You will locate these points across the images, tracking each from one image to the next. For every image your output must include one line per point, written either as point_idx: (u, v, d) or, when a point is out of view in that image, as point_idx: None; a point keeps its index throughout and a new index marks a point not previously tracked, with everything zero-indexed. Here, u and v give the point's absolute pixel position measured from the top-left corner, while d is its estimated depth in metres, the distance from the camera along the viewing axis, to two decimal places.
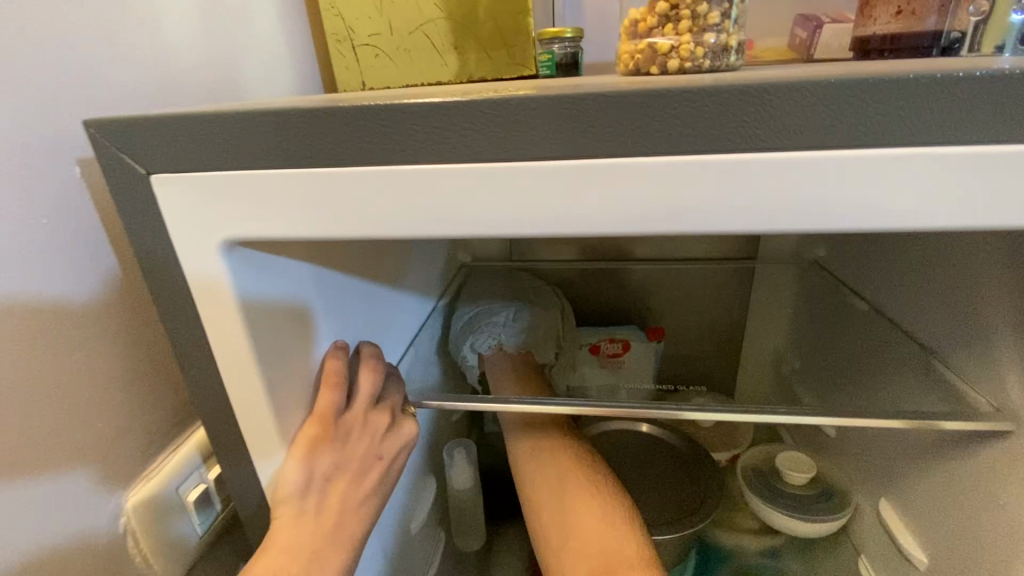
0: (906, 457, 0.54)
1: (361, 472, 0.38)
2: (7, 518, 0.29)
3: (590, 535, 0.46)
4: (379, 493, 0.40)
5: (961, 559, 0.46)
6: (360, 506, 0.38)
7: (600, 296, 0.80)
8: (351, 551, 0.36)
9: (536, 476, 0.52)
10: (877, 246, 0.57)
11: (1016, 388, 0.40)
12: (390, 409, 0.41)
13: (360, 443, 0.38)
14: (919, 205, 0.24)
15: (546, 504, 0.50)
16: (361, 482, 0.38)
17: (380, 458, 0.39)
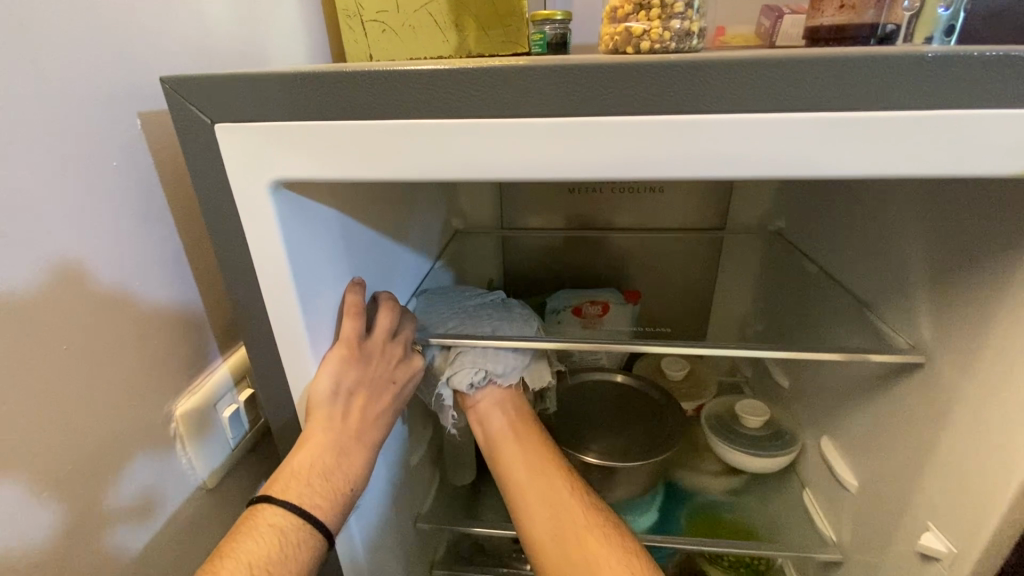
0: (842, 397, 0.62)
1: (378, 391, 0.45)
2: None
3: None
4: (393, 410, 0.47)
5: (881, 476, 0.55)
6: (378, 418, 0.45)
7: (583, 261, 0.86)
8: (371, 453, 0.44)
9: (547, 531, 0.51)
10: (824, 215, 0.64)
11: (925, 327, 0.48)
12: (404, 343, 0.48)
13: (378, 367, 0.45)
14: (822, 158, 0.31)
15: (558, 542, 0.50)
16: (379, 399, 0.45)
17: (394, 382, 0.47)
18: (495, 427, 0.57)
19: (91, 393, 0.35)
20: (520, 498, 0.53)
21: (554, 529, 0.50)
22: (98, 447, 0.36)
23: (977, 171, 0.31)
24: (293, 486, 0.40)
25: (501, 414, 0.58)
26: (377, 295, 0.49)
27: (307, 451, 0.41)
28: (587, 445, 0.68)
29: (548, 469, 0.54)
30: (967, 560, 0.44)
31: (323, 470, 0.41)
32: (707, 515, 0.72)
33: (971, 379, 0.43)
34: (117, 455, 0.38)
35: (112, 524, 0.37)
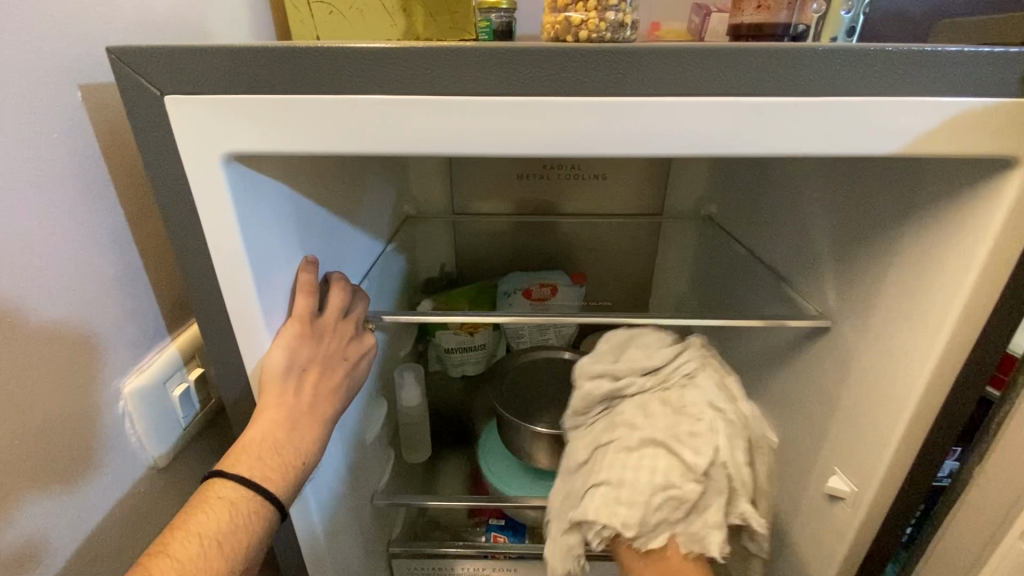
0: (763, 363, 0.68)
1: (332, 365, 0.46)
2: None
3: None
4: (347, 388, 0.47)
5: (796, 430, 0.61)
6: (331, 394, 0.45)
7: (532, 246, 0.90)
8: (326, 428, 0.44)
9: None
10: (748, 199, 0.70)
11: (830, 295, 0.54)
12: (356, 321, 0.49)
13: (331, 344, 0.46)
14: (734, 137, 0.35)
15: None
16: (332, 376, 0.46)
17: (347, 358, 0.47)
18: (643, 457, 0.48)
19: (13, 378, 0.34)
20: None
21: None
22: (23, 434, 0.34)
23: (862, 150, 0.36)
24: (246, 459, 0.40)
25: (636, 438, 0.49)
26: (329, 275, 0.49)
27: (261, 424, 0.41)
28: (537, 417, 0.71)
29: None
30: (863, 496, 0.50)
31: (275, 440, 0.41)
32: None
33: (865, 337, 0.49)
34: (51, 444, 0.36)
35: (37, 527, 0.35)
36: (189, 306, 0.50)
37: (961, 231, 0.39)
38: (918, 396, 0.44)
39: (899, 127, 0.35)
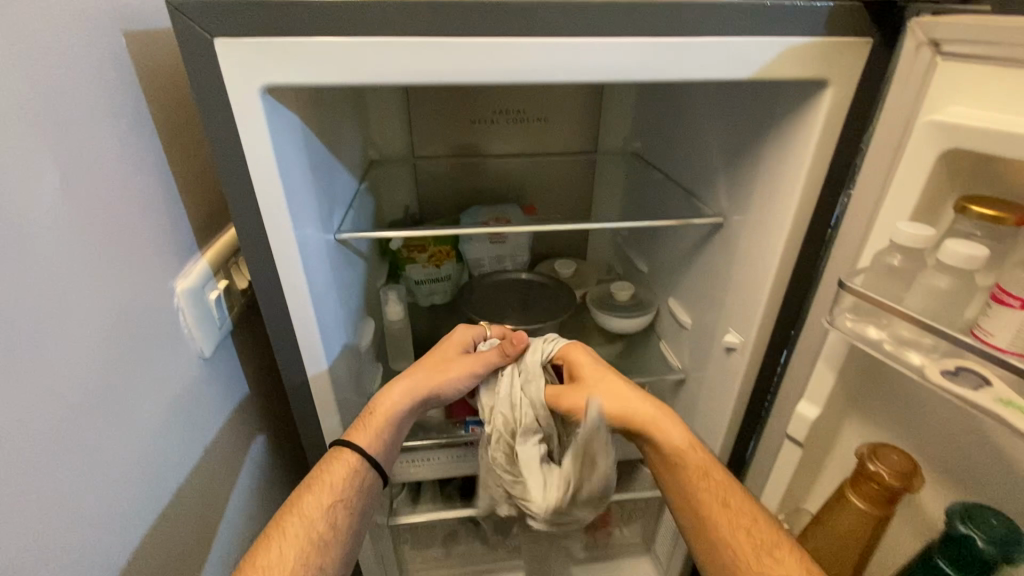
0: (679, 265, 0.86)
1: (447, 364, 0.65)
2: (27, 368, 0.36)
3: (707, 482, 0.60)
4: (458, 382, 0.65)
5: (703, 310, 0.79)
6: (443, 384, 0.64)
7: (486, 184, 1.02)
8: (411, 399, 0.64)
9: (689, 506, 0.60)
10: (664, 132, 0.86)
11: (722, 199, 0.71)
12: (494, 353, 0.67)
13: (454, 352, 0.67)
14: (645, 66, 0.49)
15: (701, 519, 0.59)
16: (444, 373, 0.65)
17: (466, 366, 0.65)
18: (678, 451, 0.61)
19: (96, 273, 0.42)
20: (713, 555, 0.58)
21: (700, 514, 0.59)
22: (113, 315, 0.44)
23: (731, 75, 0.50)
24: (372, 413, 0.63)
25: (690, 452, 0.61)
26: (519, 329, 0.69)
27: (395, 388, 0.64)
28: (502, 319, 0.86)
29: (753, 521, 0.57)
30: (744, 346, 0.69)
31: (393, 401, 0.63)
32: None
33: (745, 225, 0.66)
34: (131, 324, 0.46)
35: (128, 386, 0.46)
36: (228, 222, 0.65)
37: (798, 136, 0.56)
38: (776, 263, 0.61)
39: (754, 58, 0.50)
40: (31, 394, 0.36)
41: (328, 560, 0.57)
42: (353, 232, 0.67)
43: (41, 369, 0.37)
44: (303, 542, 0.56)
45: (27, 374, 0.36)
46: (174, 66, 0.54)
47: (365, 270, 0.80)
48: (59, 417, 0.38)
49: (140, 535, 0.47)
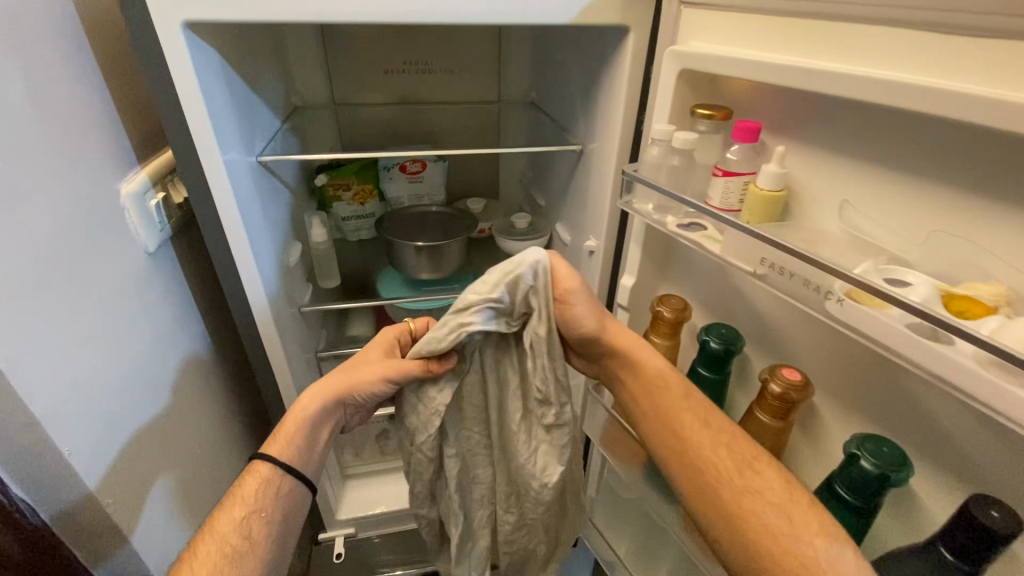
0: (562, 192, 1.03)
1: (358, 369, 0.71)
2: (10, 223, 0.49)
3: (697, 438, 0.60)
4: (371, 387, 0.70)
5: (576, 226, 0.97)
6: (363, 386, 0.70)
7: (403, 130, 1.16)
8: (323, 403, 0.70)
9: (681, 465, 0.61)
10: (549, 79, 1.02)
11: (582, 129, 0.88)
12: (421, 363, 0.66)
13: (373, 361, 0.71)
14: (487, 11, 0.65)
15: (699, 477, 0.59)
16: (355, 376, 0.70)
17: (380, 375, 0.69)
18: (665, 407, 0.63)
19: (59, 167, 0.55)
20: (717, 521, 0.56)
21: (692, 470, 0.60)
22: (71, 201, 0.57)
23: (555, 20, 0.67)
24: (282, 423, 0.69)
25: (672, 405, 0.63)
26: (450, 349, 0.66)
27: (305, 396, 0.71)
28: (415, 238, 1.01)
29: (747, 472, 0.56)
30: (599, 247, 0.86)
31: (304, 406, 0.69)
32: None
33: (595, 148, 0.84)
34: (87, 213, 0.59)
35: (88, 259, 0.59)
36: (163, 148, 0.77)
37: (617, 69, 0.73)
38: (612, 174, 0.79)
39: (571, 7, 0.66)
40: (14, 244, 0.49)
41: (248, 566, 0.60)
42: (274, 157, 0.80)
43: (20, 227, 0.50)
44: (218, 556, 0.59)
45: (10, 228, 0.49)
46: (109, 8, 0.65)
47: (289, 198, 0.93)
48: (35, 266, 0.51)
49: (106, 378, 0.61)
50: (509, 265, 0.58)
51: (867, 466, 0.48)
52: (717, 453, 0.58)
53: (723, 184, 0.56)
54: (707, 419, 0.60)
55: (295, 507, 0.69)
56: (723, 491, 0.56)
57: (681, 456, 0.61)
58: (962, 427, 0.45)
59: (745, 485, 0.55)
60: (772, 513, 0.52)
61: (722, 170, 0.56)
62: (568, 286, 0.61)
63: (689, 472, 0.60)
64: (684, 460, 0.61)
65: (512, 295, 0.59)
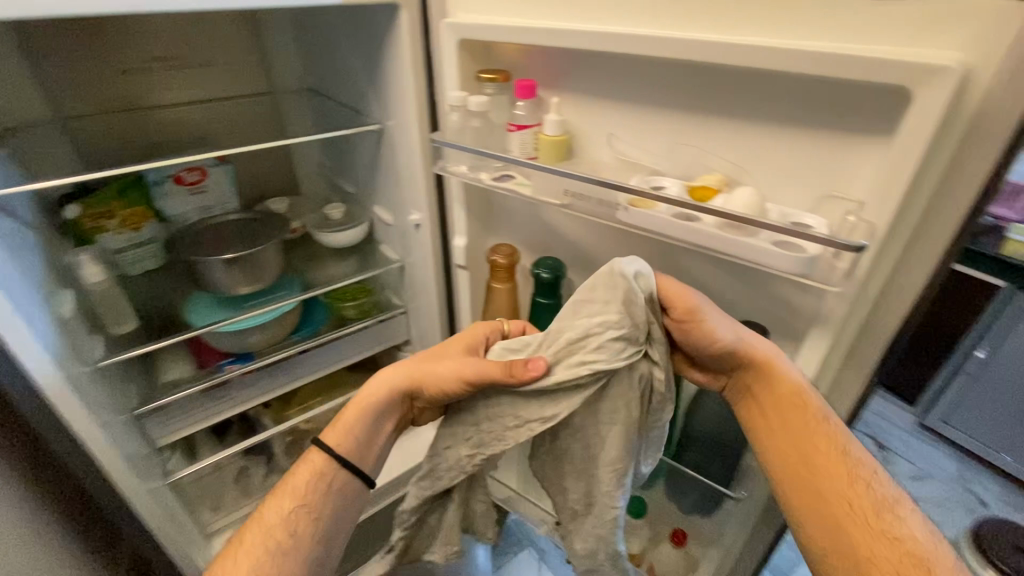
0: (369, 174, 1.03)
1: (432, 365, 0.70)
2: None
3: (826, 465, 0.58)
4: (449, 390, 0.67)
5: (392, 203, 0.99)
6: (438, 385, 0.68)
7: (165, 137, 1.02)
8: (390, 393, 0.72)
9: (789, 481, 0.60)
10: (323, 62, 1.00)
11: (374, 108, 0.90)
12: (501, 364, 0.61)
13: (451, 357, 0.68)
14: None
15: (818, 502, 0.58)
16: (438, 375, 0.67)
17: (455, 372, 0.66)
18: (810, 431, 0.58)
19: None
20: (827, 549, 0.57)
21: (808, 489, 0.59)
22: None
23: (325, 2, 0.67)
24: (348, 408, 0.72)
25: (816, 433, 0.58)
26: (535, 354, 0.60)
27: (374, 384, 0.73)
28: (220, 251, 0.92)
29: (878, 519, 0.56)
30: (423, 218, 0.91)
31: (371, 394, 0.72)
32: (337, 291, 1.10)
33: (393, 125, 0.86)
34: None
35: None
36: None
37: (396, 46, 0.76)
38: (417, 146, 0.83)
39: None
40: None
41: (284, 567, 0.65)
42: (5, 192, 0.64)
43: None
44: (262, 551, 0.66)
45: None
46: None
47: (38, 239, 0.76)
48: None
49: None
50: (609, 268, 0.56)
51: None
52: (847, 484, 0.58)
53: (519, 137, 0.65)
54: (841, 443, 0.58)
55: (348, 503, 0.73)
56: (844, 529, 0.56)
57: (800, 478, 0.59)
58: (716, 278, 0.63)
59: (869, 525, 0.56)
60: (908, 563, 0.53)
61: (516, 125, 0.65)
62: (689, 306, 0.58)
63: (810, 498, 0.59)
64: (805, 483, 0.59)
65: (630, 309, 0.55)
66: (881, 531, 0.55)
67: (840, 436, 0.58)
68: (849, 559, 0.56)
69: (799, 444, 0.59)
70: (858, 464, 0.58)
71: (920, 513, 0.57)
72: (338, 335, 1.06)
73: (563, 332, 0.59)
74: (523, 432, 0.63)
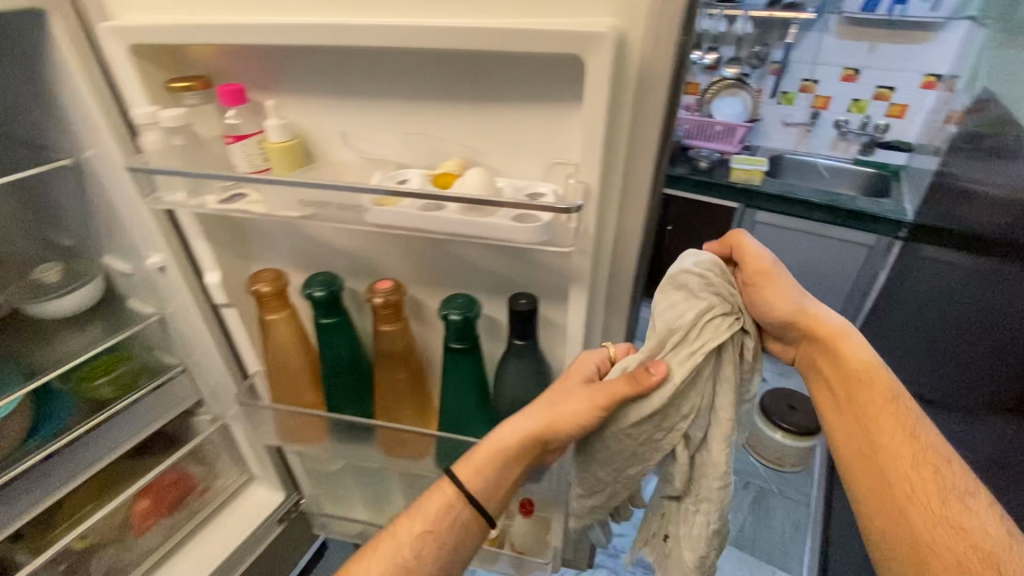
0: (87, 219, 0.85)
1: (562, 393, 0.70)
2: None
3: (892, 435, 0.71)
4: (580, 425, 0.68)
5: (125, 246, 0.82)
6: (573, 421, 0.68)
7: None
8: (503, 443, 0.72)
9: (847, 447, 0.76)
10: None
11: (63, 139, 0.73)
12: (630, 373, 0.65)
13: (569, 400, 0.68)
14: None
15: (878, 471, 0.71)
16: (565, 407, 0.68)
17: (597, 405, 0.66)
18: (880, 420, 0.72)
19: None
20: (881, 520, 0.69)
21: (868, 457, 0.72)
22: None
23: None
24: (480, 449, 0.73)
25: (875, 394, 0.73)
26: (651, 363, 0.64)
27: (510, 421, 0.74)
28: None
29: (936, 480, 0.66)
30: (169, 261, 0.76)
31: (501, 435, 0.72)
32: (81, 368, 0.89)
33: (94, 157, 0.71)
34: None
35: None
36: None
37: (62, 60, 0.62)
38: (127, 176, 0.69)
39: None
40: None
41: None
42: None
43: None
44: (396, 566, 0.71)
45: None
46: None
47: None
48: None
49: None
50: (672, 268, 0.65)
51: (456, 317, 0.63)
52: (917, 459, 0.69)
53: (240, 149, 0.57)
54: (907, 424, 0.71)
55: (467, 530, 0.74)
56: (905, 506, 0.67)
57: (863, 449, 0.73)
58: (492, 261, 0.65)
59: (922, 500, 0.66)
60: (947, 526, 0.63)
61: (233, 136, 0.57)
62: (761, 266, 0.77)
63: (871, 478, 0.71)
64: (862, 449, 0.73)
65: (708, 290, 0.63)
66: (930, 496, 0.66)
67: (886, 379, 0.74)
68: (899, 520, 0.67)
69: (860, 415, 0.74)
70: (928, 448, 0.69)
71: (999, 509, 0.63)
72: (93, 424, 0.86)
73: (667, 335, 0.64)
74: (674, 433, 0.67)
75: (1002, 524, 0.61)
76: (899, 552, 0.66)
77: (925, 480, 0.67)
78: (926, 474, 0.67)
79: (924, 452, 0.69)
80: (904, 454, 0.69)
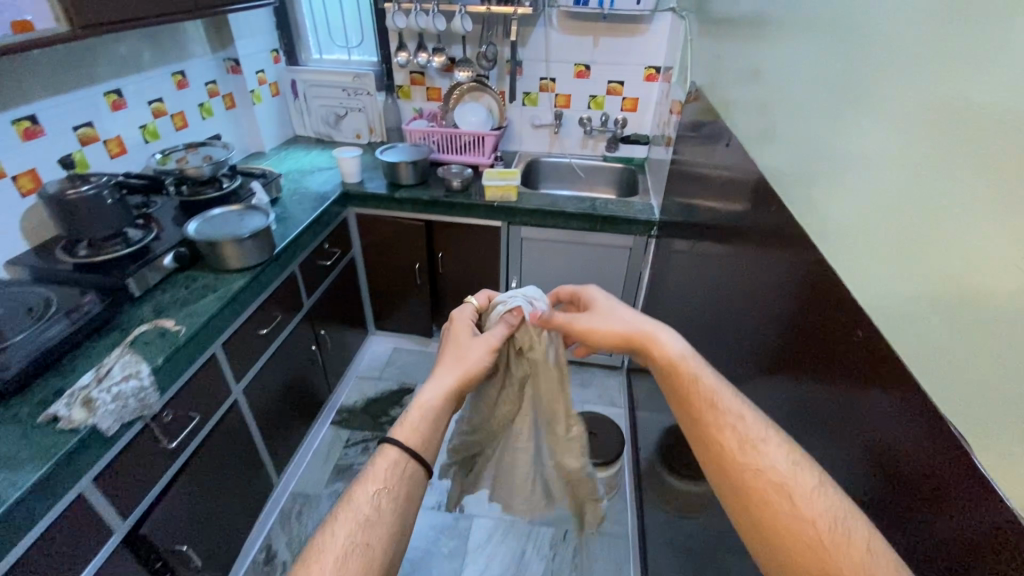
0: None
1: (459, 357, 1.13)
2: None
3: (699, 400, 0.84)
4: (474, 367, 1.11)
5: None
6: (473, 355, 1.14)
7: None
8: (443, 383, 1.09)
9: (683, 419, 0.87)
10: None
11: None
12: (505, 319, 1.16)
13: (471, 351, 1.13)
14: None
15: (698, 434, 0.83)
16: (466, 356, 1.14)
17: (480, 350, 1.13)
18: (694, 387, 0.87)
19: None
20: (712, 471, 0.80)
21: (694, 424, 0.84)
22: None
23: None
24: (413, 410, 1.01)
25: (688, 371, 0.89)
26: (511, 310, 1.15)
27: (427, 392, 1.07)
28: None
29: (726, 426, 0.79)
30: None
31: (427, 394, 1.06)
32: None
33: None
34: None
35: None
36: None
37: None
38: None
39: None
40: None
41: (368, 535, 0.85)
42: None
43: None
44: (358, 520, 0.86)
45: None
46: None
47: None
48: None
49: None
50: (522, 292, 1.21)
51: None
52: (719, 423, 0.80)
53: None
54: (710, 395, 0.84)
55: (411, 499, 0.95)
56: (720, 457, 0.78)
57: (687, 418, 0.85)
58: None
59: (736, 440, 0.77)
60: (752, 471, 0.73)
61: None
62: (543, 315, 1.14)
63: (695, 435, 0.83)
64: (686, 416, 0.86)
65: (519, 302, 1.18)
66: (740, 435, 0.77)
67: (691, 361, 0.91)
68: (725, 475, 0.76)
69: (681, 394, 0.88)
70: (726, 408, 0.81)
71: (790, 452, 0.72)
72: None
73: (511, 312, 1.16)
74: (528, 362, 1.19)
75: (815, 476, 0.68)
76: (779, 532, 0.67)
77: (738, 428, 0.78)
78: (733, 423, 0.79)
79: (727, 410, 0.81)
80: (712, 412, 0.82)
